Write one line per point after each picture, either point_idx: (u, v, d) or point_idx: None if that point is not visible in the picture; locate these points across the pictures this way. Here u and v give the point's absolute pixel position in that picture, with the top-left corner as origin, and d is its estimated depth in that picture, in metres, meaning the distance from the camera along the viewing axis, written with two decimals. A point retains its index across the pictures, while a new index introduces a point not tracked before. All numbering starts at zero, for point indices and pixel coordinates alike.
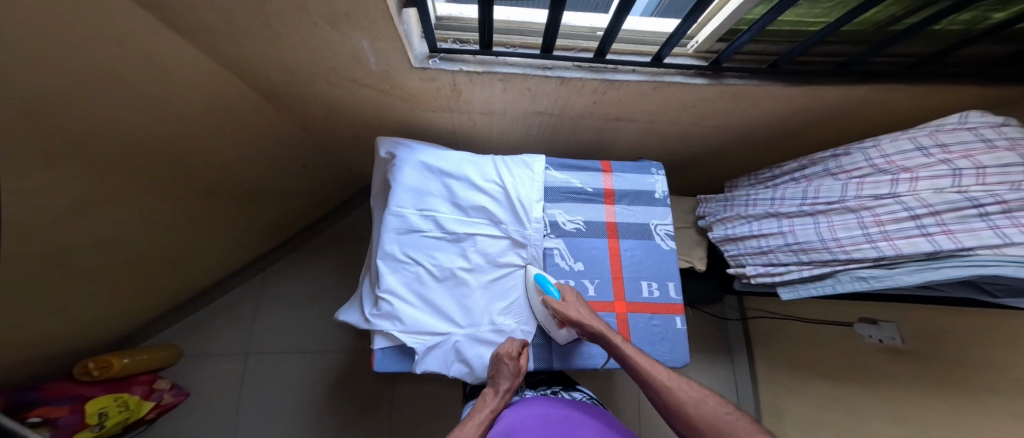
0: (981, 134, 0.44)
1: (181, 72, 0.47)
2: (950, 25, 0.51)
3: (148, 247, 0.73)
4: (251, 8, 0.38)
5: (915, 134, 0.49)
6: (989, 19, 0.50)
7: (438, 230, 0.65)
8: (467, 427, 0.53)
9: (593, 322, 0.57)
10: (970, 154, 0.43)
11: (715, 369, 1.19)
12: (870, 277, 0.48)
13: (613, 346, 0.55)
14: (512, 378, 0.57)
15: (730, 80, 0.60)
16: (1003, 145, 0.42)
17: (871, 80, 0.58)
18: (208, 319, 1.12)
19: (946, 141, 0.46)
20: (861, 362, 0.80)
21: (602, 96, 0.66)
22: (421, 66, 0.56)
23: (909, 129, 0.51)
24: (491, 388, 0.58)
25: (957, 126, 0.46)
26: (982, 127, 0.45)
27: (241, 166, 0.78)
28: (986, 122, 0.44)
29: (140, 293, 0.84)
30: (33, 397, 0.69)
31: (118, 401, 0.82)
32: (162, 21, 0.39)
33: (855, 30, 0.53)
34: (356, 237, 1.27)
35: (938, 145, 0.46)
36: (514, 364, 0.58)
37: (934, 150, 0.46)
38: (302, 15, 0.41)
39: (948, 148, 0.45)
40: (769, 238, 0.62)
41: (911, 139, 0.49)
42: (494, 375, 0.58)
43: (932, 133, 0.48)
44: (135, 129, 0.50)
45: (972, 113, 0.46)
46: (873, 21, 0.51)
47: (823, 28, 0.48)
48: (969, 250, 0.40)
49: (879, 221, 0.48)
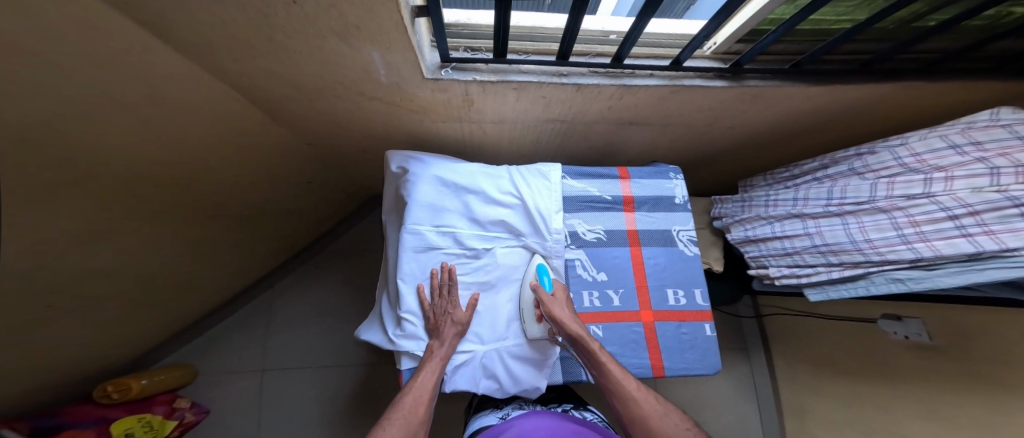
0: (1018, 130, 0.44)
1: (175, 93, 0.43)
2: (973, 21, 0.51)
3: (154, 279, 0.69)
4: (251, 21, 0.34)
5: (945, 132, 0.49)
6: (1011, 13, 0.50)
7: (456, 246, 0.65)
8: (418, 389, 0.52)
9: (573, 325, 0.57)
10: (1007, 153, 0.43)
11: (734, 367, 1.25)
12: (907, 279, 0.48)
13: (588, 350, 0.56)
14: (457, 327, 0.58)
15: (750, 81, 0.59)
16: None
17: (891, 77, 0.58)
18: (206, 346, 1.06)
19: (980, 138, 0.46)
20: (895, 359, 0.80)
21: (618, 101, 0.65)
22: (434, 77, 0.54)
23: (936, 126, 0.51)
24: (436, 340, 0.57)
25: (989, 123, 0.46)
26: (1016, 124, 0.44)
27: (243, 185, 0.74)
28: (1022, 118, 0.44)
29: (140, 327, 0.79)
30: (54, 423, 0.66)
31: (143, 422, 0.75)
32: (154, 40, 0.35)
33: (880, 28, 0.53)
34: (362, 251, 1.24)
35: (972, 143, 0.46)
36: (455, 306, 0.59)
37: (968, 147, 0.46)
38: (310, 30, 0.37)
39: (983, 145, 0.45)
40: (794, 239, 0.61)
41: (943, 137, 0.49)
42: (435, 322, 0.57)
43: (963, 131, 0.48)
44: (138, 159, 0.46)
45: (1005, 109, 0.45)
46: (896, 19, 0.51)
47: (851, 28, 0.47)
48: (1013, 250, 0.39)
49: (914, 221, 0.47)
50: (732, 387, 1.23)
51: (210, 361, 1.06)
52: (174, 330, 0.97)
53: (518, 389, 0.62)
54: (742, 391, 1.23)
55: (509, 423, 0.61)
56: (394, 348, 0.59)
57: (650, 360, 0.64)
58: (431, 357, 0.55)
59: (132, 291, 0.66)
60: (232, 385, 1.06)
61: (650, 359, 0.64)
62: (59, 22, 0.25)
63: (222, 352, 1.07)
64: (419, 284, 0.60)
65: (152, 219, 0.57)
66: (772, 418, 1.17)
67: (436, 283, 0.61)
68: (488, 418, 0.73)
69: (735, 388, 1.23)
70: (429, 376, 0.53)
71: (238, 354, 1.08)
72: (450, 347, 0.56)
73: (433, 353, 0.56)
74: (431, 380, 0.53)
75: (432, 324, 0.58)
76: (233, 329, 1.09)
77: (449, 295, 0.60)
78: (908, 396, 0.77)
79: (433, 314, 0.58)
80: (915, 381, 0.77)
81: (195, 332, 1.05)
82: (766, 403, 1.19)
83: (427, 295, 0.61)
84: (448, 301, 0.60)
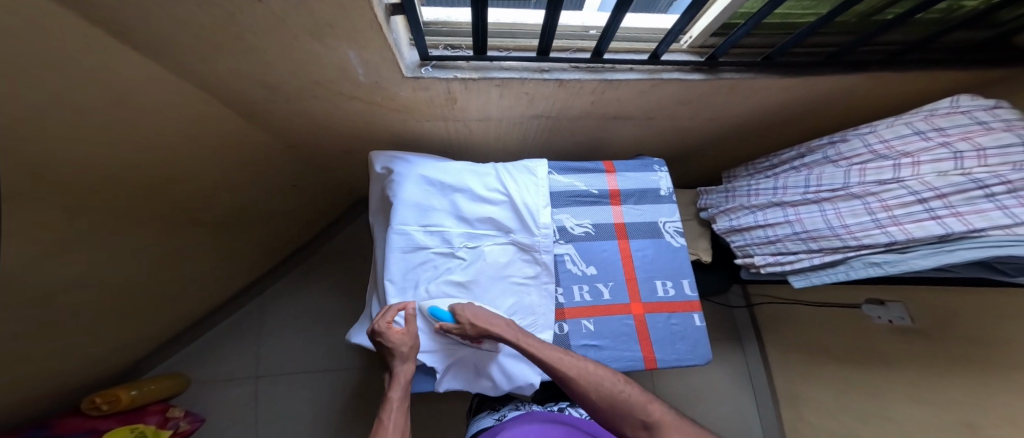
0: (976, 116, 0.48)
1: (140, 96, 0.42)
2: (927, 14, 0.55)
3: (133, 288, 0.67)
4: (217, 20, 0.33)
5: (910, 120, 0.52)
6: (961, 8, 0.55)
7: (444, 245, 0.65)
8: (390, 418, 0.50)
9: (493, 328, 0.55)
10: (968, 137, 0.46)
11: (729, 358, 1.26)
12: (883, 262, 0.49)
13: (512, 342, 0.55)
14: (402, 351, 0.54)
15: (727, 74, 0.59)
16: (997, 125, 0.46)
17: (860, 67, 0.60)
18: (196, 355, 1.05)
19: (942, 125, 0.50)
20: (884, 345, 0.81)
21: (600, 96, 0.65)
22: (414, 76, 0.53)
23: (902, 114, 0.55)
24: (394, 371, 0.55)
25: (951, 109, 0.51)
26: (975, 110, 0.49)
27: (222, 189, 0.72)
28: (978, 105, 0.49)
29: (125, 337, 0.78)
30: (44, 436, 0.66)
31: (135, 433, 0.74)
32: (117, 41, 0.34)
33: (844, 21, 0.55)
34: (354, 254, 1.23)
35: (935, 129, 0.50)
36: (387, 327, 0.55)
37: (931, 133, 0.50)
38: (278, 27, 0.36)
39: (946, 131, 0.49)
40: (775, 227, 0.61)
41: (908, 125, 0.52)
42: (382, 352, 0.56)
43: (927, 117, 0.52)
44: (117, 165, 0.46)
45: (964, 97, 0.50)
46: (856, 13, 0.54)
47: (815, 21, 0.48)
48: (980, 231, 0.41)
49: (887, 206, 0.49)
50: (729, 378, 1.24)
51: (200, 370, 1.04)
52: (162, 340, 0.95)
53: (511, 386, 0.62)
54: (738, 381, 1.24)
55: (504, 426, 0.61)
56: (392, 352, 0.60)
57: (642, 353, 0.64)
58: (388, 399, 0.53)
59: (111, 302, 0.64)
60: (224, 395, 1.04)
61: (642, 351, 0.64)
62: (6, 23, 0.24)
63: (213, 361, 1.06)
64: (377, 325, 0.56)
65: (132, 226, 0.56)
66: (768, 407, 1.18)
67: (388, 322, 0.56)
68: (485, 420, 0.73)
69: (732, 379, 1.24)
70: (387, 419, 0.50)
71: (229, 362, 1.07)
72: (401, 380, 0.54)
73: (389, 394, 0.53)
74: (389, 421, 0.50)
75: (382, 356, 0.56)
76: (222, 337, 1.08)
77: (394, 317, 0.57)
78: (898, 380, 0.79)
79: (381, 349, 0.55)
80: (903, 365, 0.78)
81: (184, 341, 1.03)
82: (762, 392, 1.20)
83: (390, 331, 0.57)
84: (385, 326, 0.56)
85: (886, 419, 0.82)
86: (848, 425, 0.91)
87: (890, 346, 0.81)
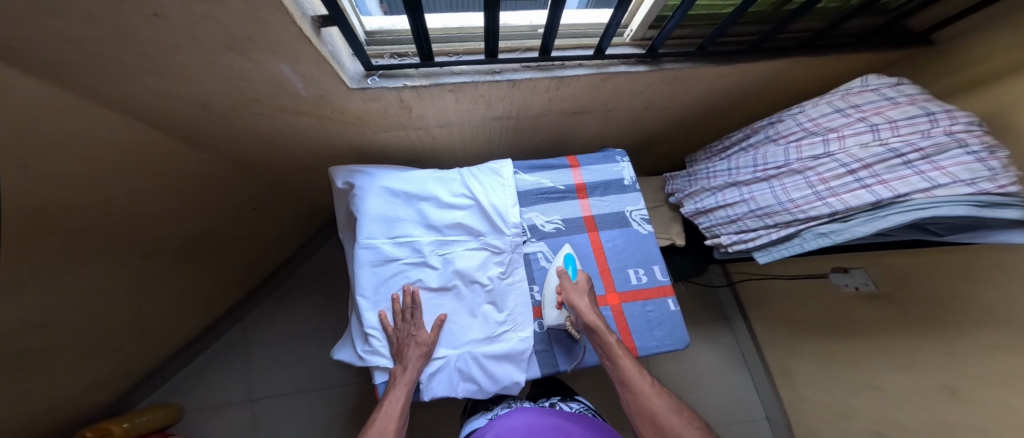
0: (884, 92, 0.52)
1: (70, 128, 0.40)
2: (830, 3, 0.59)
3: (90, 327, 0.64)
4: (129, 43, 0.32)
5: (831, 99, 0.56)
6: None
7: (415, 255, 0.65)
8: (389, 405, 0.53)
9: (592, 316, 0.58)
10: (880, 112, 0.50)
11: (718, 338, 1.30)
12: (830, 232, 0.50)
13: (606, 343, 0.57)
14: (418, 348, 0.57)
15: (669, 64, 0.61)
16: (902, 100, 0.50)
17: (782, 52, 0.64)
18: (176, 394, 1.01)
19: (857, 102, 0.53)
20: (857, 310, 0.85)
21: (555, 93, 0.66)
22: (360, 87, 0.53)
23: (823, 94, 0.59)
24: (398, 366, 0.56)
25: (862, 88, 0.55)
26: (882, 87, 0.53)
27: (179, 216, 0.69)
28: (884, 82, 0.53)
29: (95, 380, 0.75)
30: None
31: None
32: (30, 75, 0.33)
33: (759, 11, 0.58)
34: (336, 270, 1.23)
35: (852, 106, 0.53)
36: (420, 327, 0.59)
37: (850, 110, 0.53)
38: (192, 44, 0.35)
39: (861, 107, 0.52)
40: (734, 206, 0.63)
41: (829, 104, 0.56)
42: (400, 346, 0.57)
43: (845, 96, 0.55)
44: (55, 205, 0.43)
45: (872, 76, 0.55)
46: (770, 3, 0.56)
47: (732, 13, 0.51)
48: (905, 196, 0.44)
49: (824, 178, 0.51)
50: (721, 359, 1.28)
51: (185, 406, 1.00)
52: (139, 378, 0.91)
53: (497, 388, 0.61)
54: (731, 360, 1.28)
55: (491, 425, 0.61)
56: (369, 366, 0.60)
57: (622, 342, 0.64)
58: (396, 383, 0.55)
59: (69, 343, 0.61)
60: (210, 430, 1.00)
61: (622, 341, 0.65)
62: None
63: (198, 394, 1.02)
64: (381, 312, 0.60)
65: (79, 265, 0.54)
66: (763, 382, 1.21)
67: (400, 308, 0.60)
68: (478, 419, 0.73)
69: (725, 359, 1.28)
70: (394, 403, 0.53)
71: (215, 394, 1.03)
72: (412, 371, 0.55)
73: (397, 379, 0.55)
74: (397, 405, 0.53)
75: (397, 349, 0.57)
76: (204, 371, 1.04)
77: (415, 318, 0.60)
78: (875, 341, 0.82)
79: (395, 340, 0.57)
80: (878, 328, 0.81)
81: (162, 379, 0.99)
82: (755, 368, 1.23)
83: (392, 320, 0.60)
84: (413, 324, 0.59)
85: (871, 382, 0.84)
86: (837, 390, 0.94)
87: (863, 311, 0.84)
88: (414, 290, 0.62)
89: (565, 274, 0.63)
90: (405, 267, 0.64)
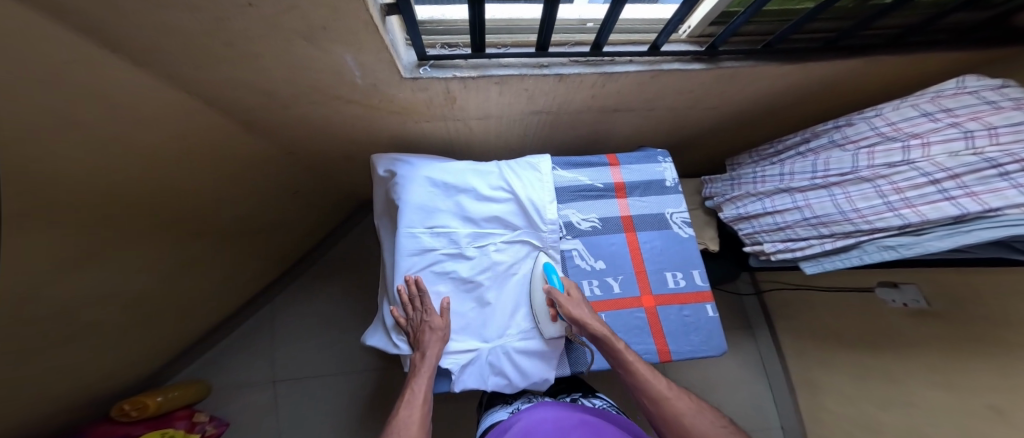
0: (983, 95, 0.49)
1: (146, 111, 0.42)
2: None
3: (141, 299, 0.67)
4: (212, 30, 0.33)
5: (917, 102, 0.53)
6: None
7: (452, 246, 0.65)
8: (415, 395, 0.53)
9: (595, 323, 0.57)
10: (978, 117, 0.47)
11: (739, 346, 1.27)
12: (898, 245, 0.48)
13: (613, 349, 0.56)
14: (431, 335, 0.56)
15: (726, 62, 0.59)
16: (1005, 104, 0.47)
17: (854, 52, 0.60)
18: (214, 363, 1.07)
19: (950, 105, 0.50)
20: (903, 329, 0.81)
21: (601, 89, 0.64)
22: (412, 76, 0.53)
23: (908, 96, 0.56)
24: (418, 354, 0.56)
25: (957, 90, 0.51)
26: (984, 89, 0.50)
27: (226, 199, 0.72)
28: (985, 84, 0.50)
29: (141, 349, 0.79)
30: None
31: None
32: (125, 61, 0.35)
33: (841, 6, 0.55)
34: (362, 257, 1.25)
35: (943, 110, 0.50)
36: (430, 312, 0.57)
37: (940, 114, 0.50)
38: (270, 33, 0.36)
39: (954, 111, 0.49)
40: (784, 214, 0.61)
41: (914, 107, 0.53)
42: (416, 334, 0.57)
43: (935, 99, 0.52)
44: (126, 179, 0.46)
45: (971, 78, 0.51)
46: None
47: (813, 7, 0.48)
48: (996, 211, 0.41)
49: (898, 188, 0.49)
50: (741, 366, 1.25)
51: (216, 378, 1.06)
52: (178, 350, 0.97)
53: (524, 383, 0.61)
54: (751, 370, 1.25)
55: (518, 417, 0.61)
56: (403, 353, 0.61)
57: (655, 345, 0.63)
58: (419, 371, 0.54)
59: (121, 313, 0.64)
60: (240, 401, 1.05)
61: (655, 344, 0.63)
62: (25, 49, 0.25)
63: (229, 368, 1.07)
64: (393, 308, 0.59)
65: (136, 241, 0.56)
66: (784, 395, 1.17)
67: (407, 296, 0.59)
68: (498, 413, 0.74)
69: (744, 367, 1.25)
70: (417, 391, 0.53)
71: (245, 369, 1.09)
72: (432, 357, 0.55)
73: (419, 367, 0.55)
74: (421, 394, 0.53)
75: (415, 337, 0.57)
76: (236, 345, 1.10)
77: (424, 304, 0.58)
78: (918, 361, 0.78)
79: (415, 329, 0.58)
80: (924, 348, 0.77)
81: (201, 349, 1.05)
82: (776, 379, 1.20)
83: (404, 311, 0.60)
84: (423, 311, 0.58)
85: (907, 402, 0.81)
86: (868, 408, 0.90)
87: (908, 329, 0.80)
88: (419, 278, 0.60)
89: (555, 288, 0.60)
90: (439, 256, 0.64)
